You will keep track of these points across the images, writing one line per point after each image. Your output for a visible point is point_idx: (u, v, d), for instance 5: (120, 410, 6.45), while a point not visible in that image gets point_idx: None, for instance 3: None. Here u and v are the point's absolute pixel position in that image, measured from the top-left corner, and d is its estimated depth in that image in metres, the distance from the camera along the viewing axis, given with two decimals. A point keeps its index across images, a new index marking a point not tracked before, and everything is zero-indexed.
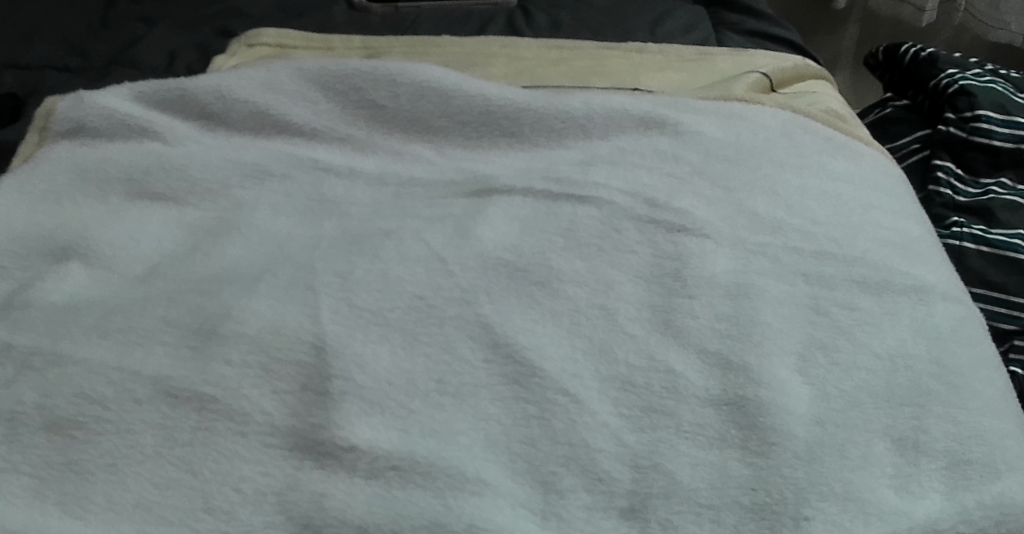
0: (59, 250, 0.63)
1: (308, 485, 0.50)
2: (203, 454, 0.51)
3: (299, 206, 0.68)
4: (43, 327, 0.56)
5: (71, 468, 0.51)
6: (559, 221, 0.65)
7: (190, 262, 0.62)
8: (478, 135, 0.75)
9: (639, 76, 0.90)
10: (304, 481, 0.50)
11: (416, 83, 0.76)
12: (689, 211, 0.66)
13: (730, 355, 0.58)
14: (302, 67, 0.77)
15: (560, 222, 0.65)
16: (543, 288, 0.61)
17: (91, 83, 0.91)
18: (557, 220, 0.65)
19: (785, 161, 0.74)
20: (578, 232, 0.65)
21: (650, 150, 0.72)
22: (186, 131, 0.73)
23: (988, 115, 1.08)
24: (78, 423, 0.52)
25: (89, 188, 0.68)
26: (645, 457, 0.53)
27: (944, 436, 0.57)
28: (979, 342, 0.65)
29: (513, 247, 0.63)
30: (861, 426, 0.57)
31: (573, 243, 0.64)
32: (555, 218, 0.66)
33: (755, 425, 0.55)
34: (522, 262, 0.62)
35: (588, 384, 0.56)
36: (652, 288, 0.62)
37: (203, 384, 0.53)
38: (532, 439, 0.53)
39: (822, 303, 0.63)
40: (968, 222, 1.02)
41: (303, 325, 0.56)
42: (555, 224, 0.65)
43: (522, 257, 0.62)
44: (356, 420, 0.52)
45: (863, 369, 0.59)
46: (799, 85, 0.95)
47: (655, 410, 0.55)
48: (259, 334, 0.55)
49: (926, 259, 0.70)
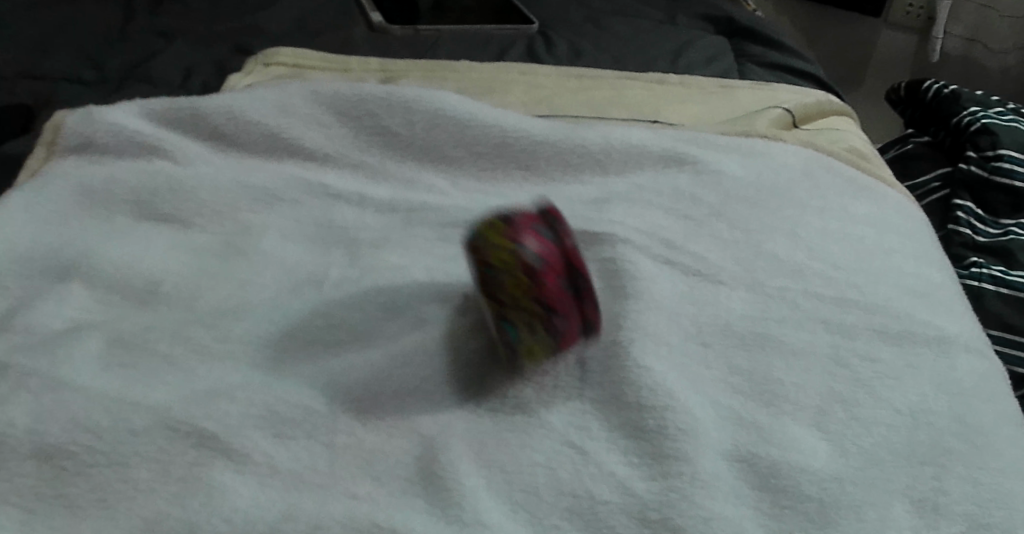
0: (62, 270, 0.61)
1: (303, 515, 0.48)
2: (196, 488, 0.49)
3: (308, 232, 0.67)
4: (41, 348, 0.55)
5: (61, 502, 0.48)
6: None
7: (195, 288, 0.61)
8: (493, 166, 0.74)
9: (659, 108, 0.88)
10: (298, 512, 0.48)
11: (432, 112, 0.74)
12: (704, 256, 0.66)
13: (744, 413, 0.56)
14: (317, 91, 0.75)
15: None
16: None
17: (104, 96, 0.88)
18: None
19: (807, 203, 0.73)
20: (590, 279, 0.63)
21: (667, 189, 0.71)
22: (197, 149, 0.71)
23: (1011, 154, 1.05)
24: (68, 453, 0.50)
25: (98, 209, 0.66)
26: (655, 510, 0.51)
27: (965, 499, 0.55)
28: (1002, 398, 0.63)
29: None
30: (880, 487, 0.54)
31: None
32: None
33: (768, 485, 0.53)
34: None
35: (597, 434, 0.54)
36: (669, 329, 0.60)
37: (204, 420, 0.51)
38: (536, 487, 0.51)
39: (841, 353, 0.61)
40: (987, 263, 0.99)
41: (310, 372, 0.56)
42: None
43: None
44: (350, 473, 0.51)
45: (883, 424, 0.57)
46: (821, 121, 0.93)
47: (668, 456, 0.53)
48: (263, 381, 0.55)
49: (950, 309, 0.68)
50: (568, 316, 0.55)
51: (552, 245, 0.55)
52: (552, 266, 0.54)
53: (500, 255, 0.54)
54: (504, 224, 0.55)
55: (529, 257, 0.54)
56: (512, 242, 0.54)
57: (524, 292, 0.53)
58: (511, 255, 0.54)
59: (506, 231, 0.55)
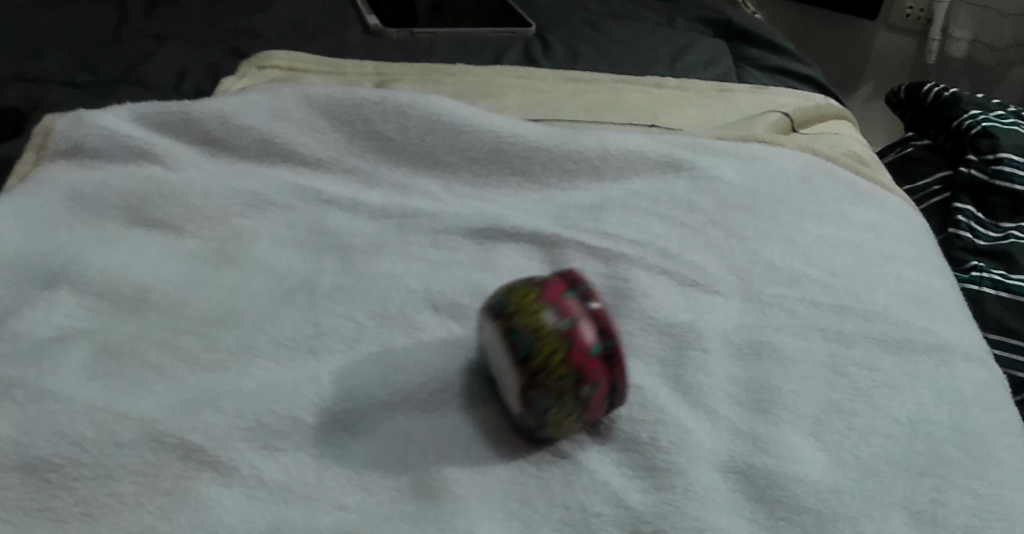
0: (49, 276, 0.60)
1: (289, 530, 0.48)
2: (182, 502, 0.48)
3: (300, 238, 0.66)
4: (27, 358, 0.54)
5: (45, 515, 0.48)
6: None
7: (185, 295, 0.60)
8: (488, 172, 0.73)
9: (656, 112, 0.88)
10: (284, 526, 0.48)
11: (426, 117, 0.73)
12: (700, 266, 0.65)
13: (740, 423, 0.56)
14: (310, 94, 0.74)
15: None
16: None
17: (97, 100, 0.87)
18: None
19: (806, 209, 0.72)
20: None
21: (664, 195, 0.71)
22: (188, 155, 0.70)
23: (1011, 158, 1.05)
24: (52, 465, 0.49)
25: (87, 215, 0.66)
26: (647, 522, 0.50)
27: (964, 511, 0.54)
28: (1003, 408, 0.62)
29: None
30: (877, 498, 0.54)
31: None
32: None
33: (763, 496, 0.52)
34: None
35: (590, 445, 0.53)
36: (665, 339, 0.60)
37: (191, 431, 0.51)
38: (527, 499, 0.51)
39: (839, 362, 0.60)
40: (987, 267, 0.99)
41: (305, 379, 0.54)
42: None
43: None
44: (339, 486, 0.50)
45: (880, 435, 0.57)
46: (820, 125, 0.92)
47: (661, 467, 0.52)
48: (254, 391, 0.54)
49: (950, 316, 0.67)
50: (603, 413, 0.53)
51: (610, 367, 0.51)
52: (603, 390, 0.51)
53: (553, 386, 0.49)
54: (563, 350, 0.49)
55: (584, 389, 0.50)
56: (572, 374, 0.49)
57: (571, 415, 0.51)
58: (567, 390, 0.50)
59: (561, 352, 0.49)
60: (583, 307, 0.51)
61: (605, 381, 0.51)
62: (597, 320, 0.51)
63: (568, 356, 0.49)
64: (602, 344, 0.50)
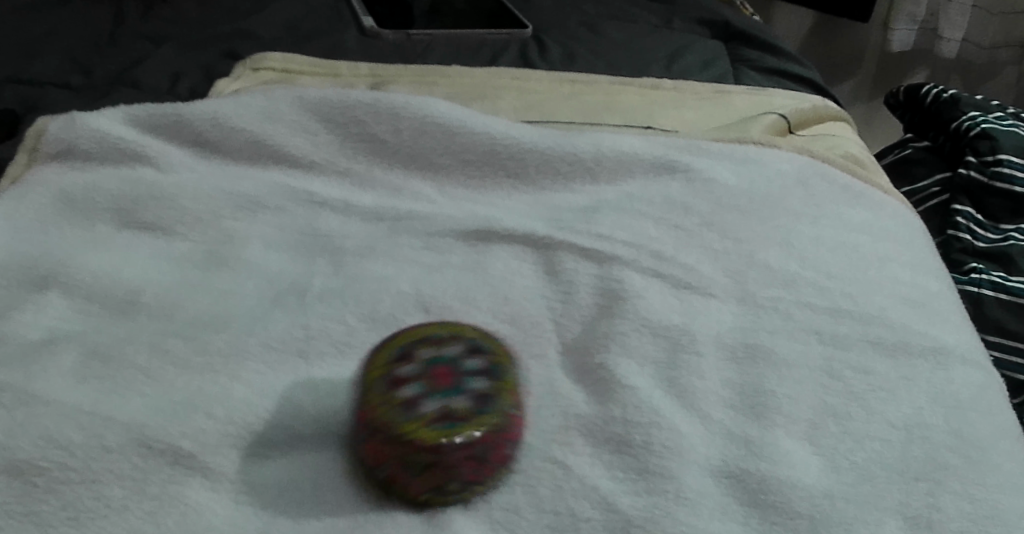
0: (39, 279, 0.60)
1: None
2: (169, 508, 0.48)
3: (292, 241, 0.66)
4: (16, 362, 0.54)
5: (32, 519, 0.47)
6: (559, 285, 0.63)
7: (175, 298, 0.60)
8: (482, 174, 0.73)
9: (652, 114, 0.87)
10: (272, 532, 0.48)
11: (420, 119, 0.73)
12: (694, 268, 0.65)
13: (734, 427, 0.55)
14: (303, 96, 0.74)
15: (560, 284, 0.63)
16: (540, 359, 0.59)
17: (90, 101, 0.87)
18: (557, 284, 0.63)
19: (801, 212, 0.72)
20: (577, 295, 0.62)
21: (659, 197, 0.70)
22: (180, 157, 0.70)
23: (1010, 159, 1.04)
24: (39, 469, 0.48)
25: (78, 217, 0.65)
26: (639, 526, 0.49)
27: (960, 516, 0.54)
28: (999, 412, 0.61)
29: (510, 319, 0.61)
30: (872, 503, 0.53)
31: (572, 306, 0.62)
32: (555, 281, 0.63)
33: (757, 502, 0.52)
34: (519, 335, 0.60)
35: (582, 450, 0.53)
36: (659, 341, 0.59)
37: (179, 437, 0.50)
38: (517, 505, 0.50)
39: (835, 366, 0.60)
40: (986, 269, 0.98)
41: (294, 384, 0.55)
42: (557, 287, 0.63)
43: (519, 327, 0.61)
44: (327, 493, 0.50)
45: (876, 439, 0.56)
46: (817, 126, 0.92)
47: (653, 472, 0.52)
48: (243, 395, 0.53)
49: (947, 319, 0.67)
50: (508, 437, 0.49)
51: (450, 461, 0.47)
52: (473, 465, 0.48)
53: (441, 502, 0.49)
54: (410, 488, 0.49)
55: (449, 488, 0.49)
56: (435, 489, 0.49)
57: (481, 488, 0.50)
58: (454, 497, 0.49)
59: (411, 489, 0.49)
60: (378, 442, 0.48)
61: (457, 472, 0.48)
62: (393, 445, 0.47)
63: (413, 482, 0.48)
64: (416, 461, 0.47)
